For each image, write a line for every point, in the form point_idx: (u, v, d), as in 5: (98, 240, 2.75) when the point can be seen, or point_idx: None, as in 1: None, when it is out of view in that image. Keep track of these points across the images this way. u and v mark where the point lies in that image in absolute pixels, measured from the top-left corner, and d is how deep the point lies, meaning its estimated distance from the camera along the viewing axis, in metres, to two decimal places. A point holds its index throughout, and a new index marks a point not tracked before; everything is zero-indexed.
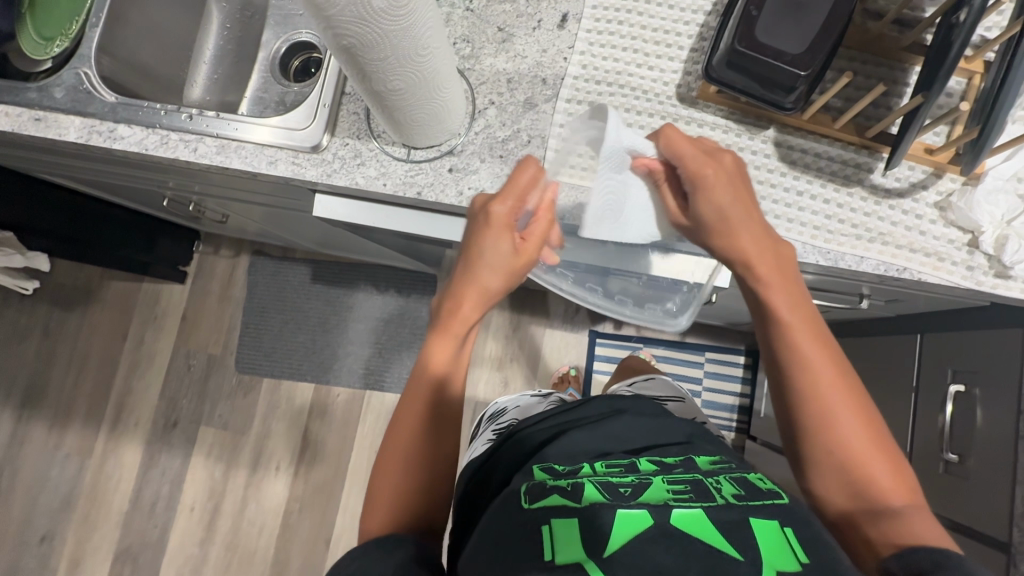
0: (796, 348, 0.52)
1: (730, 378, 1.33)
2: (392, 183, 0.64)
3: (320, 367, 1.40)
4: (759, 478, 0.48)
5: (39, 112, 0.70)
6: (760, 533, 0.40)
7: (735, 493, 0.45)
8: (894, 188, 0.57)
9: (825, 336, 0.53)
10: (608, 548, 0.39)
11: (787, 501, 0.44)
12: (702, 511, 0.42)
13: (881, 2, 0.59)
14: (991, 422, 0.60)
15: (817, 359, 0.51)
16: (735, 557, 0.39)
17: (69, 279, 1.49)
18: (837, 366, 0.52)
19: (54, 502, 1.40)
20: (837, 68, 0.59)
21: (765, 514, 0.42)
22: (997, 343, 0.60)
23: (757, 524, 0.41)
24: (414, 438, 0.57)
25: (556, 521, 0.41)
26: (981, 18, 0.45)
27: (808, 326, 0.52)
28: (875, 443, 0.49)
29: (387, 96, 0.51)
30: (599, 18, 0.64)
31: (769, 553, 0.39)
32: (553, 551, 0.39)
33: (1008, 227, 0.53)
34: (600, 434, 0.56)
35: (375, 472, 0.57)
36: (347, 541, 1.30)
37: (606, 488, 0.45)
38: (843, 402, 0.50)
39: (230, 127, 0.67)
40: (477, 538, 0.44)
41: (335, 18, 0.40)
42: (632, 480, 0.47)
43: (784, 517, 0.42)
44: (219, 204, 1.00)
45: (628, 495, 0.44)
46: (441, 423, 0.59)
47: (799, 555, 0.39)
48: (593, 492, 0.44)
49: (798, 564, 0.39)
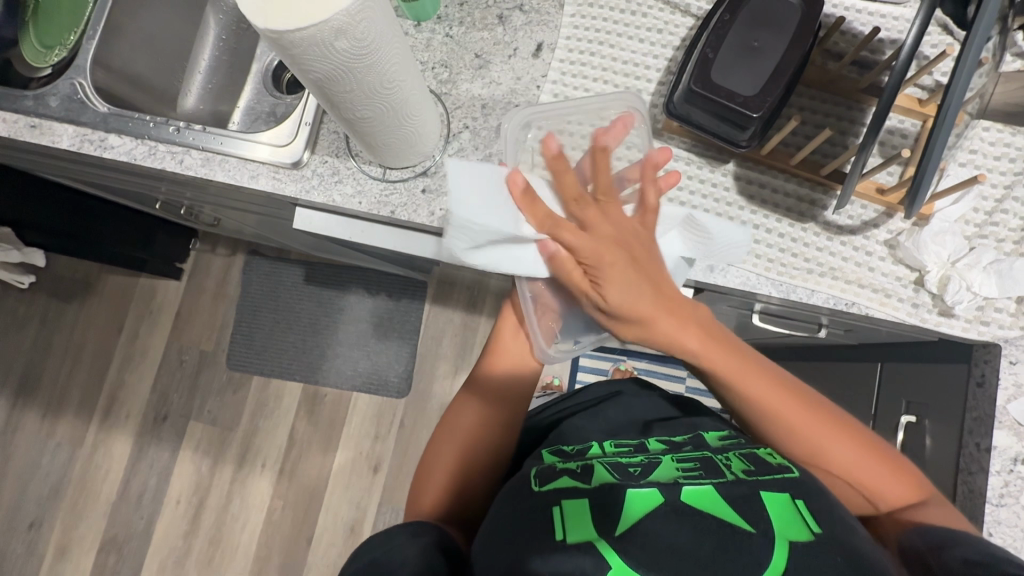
0: (738, 383, 0.53)
1: (710, 393, 1.33)
2: (367, 202, 0.66)
3: (310, 368, 1.43)
4: (769, 453, 0.52)
5: (34, 119, 0.72)
6: (770, 505, 0.44)
7: (746, 468, 0.49)
8: (847, 225, 0.60)
9: (754, 361, 0.54)
10: (620, 528, 0.44)
11: (797, 475, 0.48)
12: (713, 487, 0.46)
13: (842, 44, 0.61)
14: (938, 452, 0.62)
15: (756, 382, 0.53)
16: (749, 530, 0.42)
17: (69, 271, 1.53)
18: (778, 381, 0.53)
19: (44, 489, 1.43)
20: (797, 106, 0.61)
21: (777, 487, 0.46)
22: (945, 377, 0.62)
23: (769, 497, 0.45)
24: (470, 444, 0.62)
25: (566, 502, 0.46)
26: (893, 103, 0.45)
27: (722, 348, 0.52)
28: (842, 436, 0.52)
29: (358, 124, 0.54)
30: (572, 50, 0.67)
31: (781, 525, 0.43)
32: (564, 531, 0.44)
33: (952, 268, 0.56)
34: (602, 416, 0.64)
35: (426, 469, 0.62)
36: (327, 541, 1.33)
37: (616, 469, 0.50)
38: (806, 418, 0.52)
39: (215, 141, 0.70)
40: (491, 518, 0.49)
41: (300, 57, 0.43)
42: (641, 460, 0.52)
43: (796, 491, 0.46)
44: (212, 210, 1.03)
45: (637, 475, 0.49)
46: (503, 440, 0.63)
47: (810, 524, 0.43)
48: (602, 473, 0.49)
49: (809, 534, 0.42)
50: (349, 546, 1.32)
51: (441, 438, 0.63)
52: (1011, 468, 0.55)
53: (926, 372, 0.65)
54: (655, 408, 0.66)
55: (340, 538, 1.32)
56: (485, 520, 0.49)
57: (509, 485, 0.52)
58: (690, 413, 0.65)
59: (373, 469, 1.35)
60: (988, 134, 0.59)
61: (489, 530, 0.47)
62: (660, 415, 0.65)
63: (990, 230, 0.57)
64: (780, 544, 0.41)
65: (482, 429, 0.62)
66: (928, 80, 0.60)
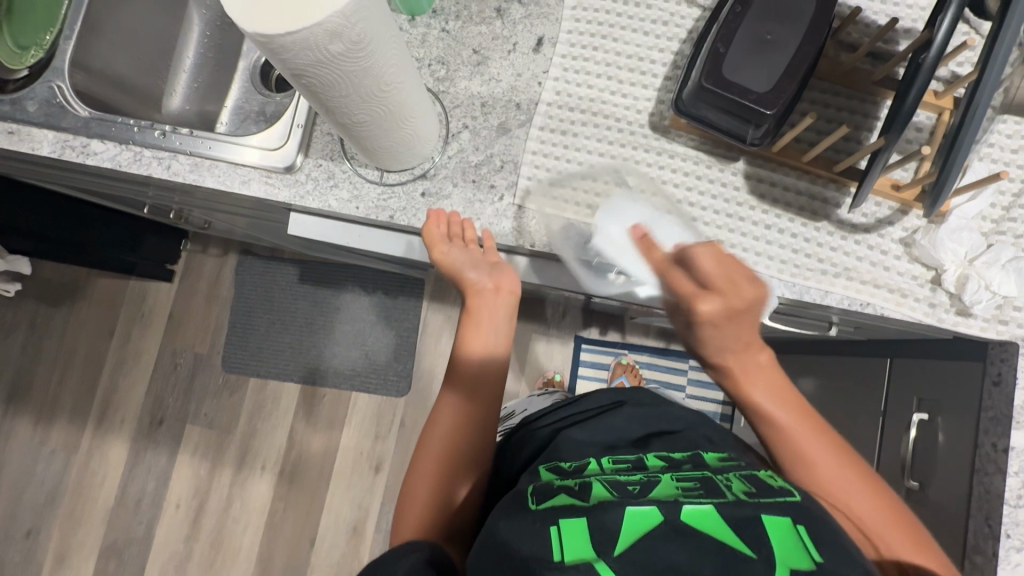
0: (795, 441, 0.53)
1: (712, 385, 1.32)
2: (365, 207, 0.64)
3: (307, 368, 1.41)
4: (770, 474, 0.51)
5: (11, 125, 0.69)
6: (771, 530, 0.44)
7: (747, 490, 0.48)
8: (861, 223, 0.58)
9: (834, 436, 0.54)
10: (618, 548, 0.42)
11: (799, 498, 0.47)
12: (714, 506, 0.45)
13: (855, 34, 0.59)
14: (951, 451, 0.61)
15: (808, 433, 0.53)
16: (750, 556, 0.42)
17: (56, 275, 1.49)
18: (843, 451, 0.53)
19: (40, 496, 1.41)
20: (809, 100, 0.59)
21: (779, 511, 0.45)
22: (960, 375, 0.61)
23: (770, 521, 0.44)
24: (454, 448, 0.61)
25: (563, 522, 0.44)
26: (919, 101, 0.44)
27: (795, 406, 0.54)
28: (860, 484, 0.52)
29: (353, 128, 0.51)
30: (574, 44, 0.64)
31: (782, 552, 0.42)
32: (562, 552, 0.42)
33: (970, 266, 0.55)
34: (601, 428, 0.62)
35: (414, 479, 0.60)
36: (331, 542, 1.32)
37: (614, 486, 0.49)
38: (856, 480, 0.52)
39: (203, 145, 0.67)
40: (485, 535, 0.47)
41: (292, 62, 0.41)
42: (640, 478, 0.50)
43: (799, 515, 0.45)
44: (202, 213, 1.00)
45: (636, 492, 0.47)
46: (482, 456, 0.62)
47: (813, 553, 0.42)
48: (600, 491, 0.48)
49: (810, 562, 0.42)
50: (353, 546, 1.31)
51: (428, 445, 0.61)
52: None
53: (939, 370, 0.64)
54: (656, 419, 0.64)
55: (343, 539, 1.31)
56: (479, 536, 0.48)
57: (505, 500, 0.50)
58: (692, 425, 0.63)
59: (374, 469, 1.34)
60: (1005, 127, 0.57)
61: (485, 546, 0.46)
62: (664, 426, 0.63)
63: (1008, 227, 0.56)
64: (780, 570, 0.41)
65: (464, 433, 0.61)
66: (943, 71, 0.58)
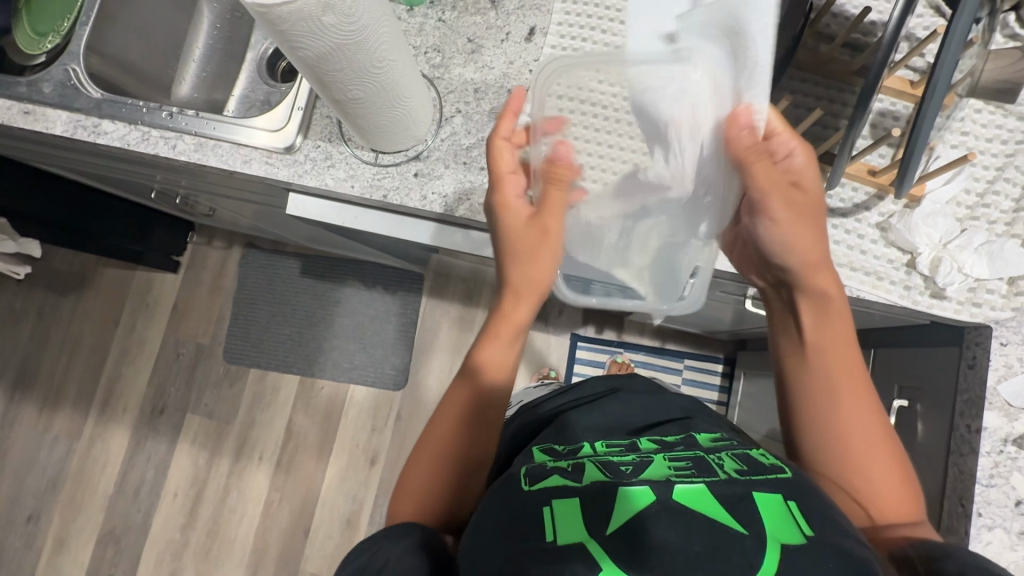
0: (818, 362, 0.55)
1: (707, 385, 1.33)
2: (360, 185, 0.66)
3: (306, 360, 1.43)
4: (763, 453, 0.52)
5: (27, 105, 0.72)
6: (764, 507, 0.43)
7: (738, 467, 0.48)
8: (838, 208, 0.60)
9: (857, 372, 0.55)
10: (610, 528, 0.43)
11: (790, 475, 0.48)
12: (705, 485, 0.45)
13: (834, 26, 0.61)
14: (929, 435, 0.62)
15: (841, 361, 0.55)
16: (740, 532, 0.41)
17: (66, 265, 1.53)
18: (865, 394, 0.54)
19: (41, 482, 1.43)
20: (788, 88, 0.61)
21: (770, 487, 0.46)
22: (937, 359, 0.62)
23: (761, 497, 0.44)
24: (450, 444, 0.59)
25: (556, 503, 0.45)
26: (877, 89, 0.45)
27: (836, 339, 0.56)
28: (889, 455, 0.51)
29: (348, 104, 0.54)
30: (564, 35, 0.67)
31: (774, 527, 0.42)
32: (554, 533, 0.43)
33: (943, 249, 0.56)
34: (600, 412, 0.63)
35: (406, 476, 0.59)
36: (325, 532, 1.33)
37: (607, 468, 0.50)
38: (866, 432, 0.52)
39: (208, 126, 0.70)
40: (480, 515, 0.49)
41: (288, 33, 0.43)
42: (633, 458, 0.51)
43: (789, 492, 0.45)
44: (208, 199, 1.03)
45: (629, 473, 0.48)
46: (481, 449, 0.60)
47: (804, 527, 0.42)
48: (592, 472, 0.49)
49: (802, 537, 0.41)
50: (347, 538, 1.32)
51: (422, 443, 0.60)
52: (1002, 449, 0.55)
53: (918, 357, 0.65)
54: (651, 403, 0.65)
55: (337, 530, 1.32)
56: (472, 520, 0.49)
57: (498, 483, 0.51)
58: (687, 412, 0.64)
59: (369, 461, 1.35)
60: (980, 116, 0.59)
61: (476, 529, 0.47)
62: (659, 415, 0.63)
63: (981, 212, 0.58)
64: (772, 547, 0.40)
65: (459, 430, 0.59)
66: (918, 62, 0.60)
